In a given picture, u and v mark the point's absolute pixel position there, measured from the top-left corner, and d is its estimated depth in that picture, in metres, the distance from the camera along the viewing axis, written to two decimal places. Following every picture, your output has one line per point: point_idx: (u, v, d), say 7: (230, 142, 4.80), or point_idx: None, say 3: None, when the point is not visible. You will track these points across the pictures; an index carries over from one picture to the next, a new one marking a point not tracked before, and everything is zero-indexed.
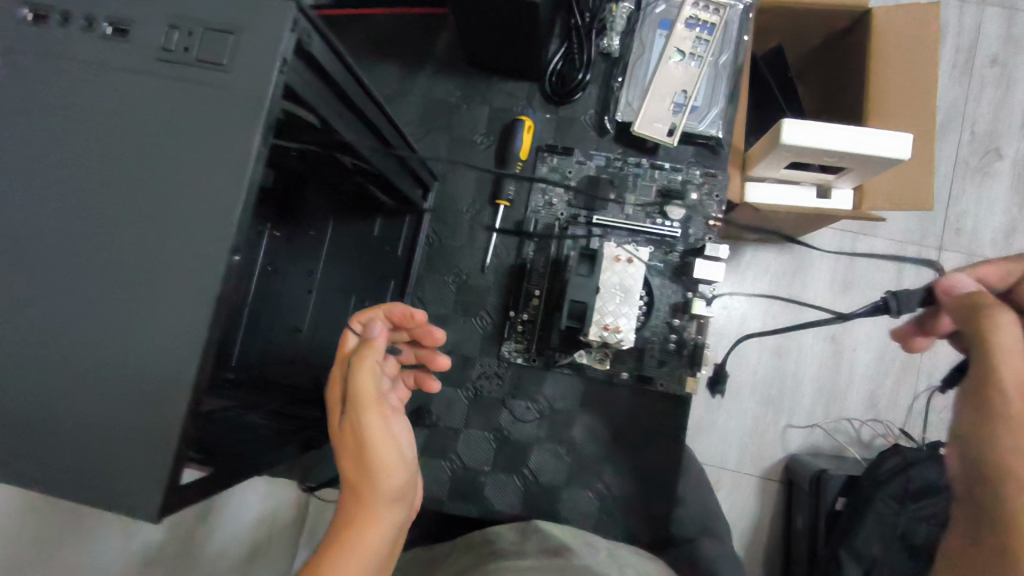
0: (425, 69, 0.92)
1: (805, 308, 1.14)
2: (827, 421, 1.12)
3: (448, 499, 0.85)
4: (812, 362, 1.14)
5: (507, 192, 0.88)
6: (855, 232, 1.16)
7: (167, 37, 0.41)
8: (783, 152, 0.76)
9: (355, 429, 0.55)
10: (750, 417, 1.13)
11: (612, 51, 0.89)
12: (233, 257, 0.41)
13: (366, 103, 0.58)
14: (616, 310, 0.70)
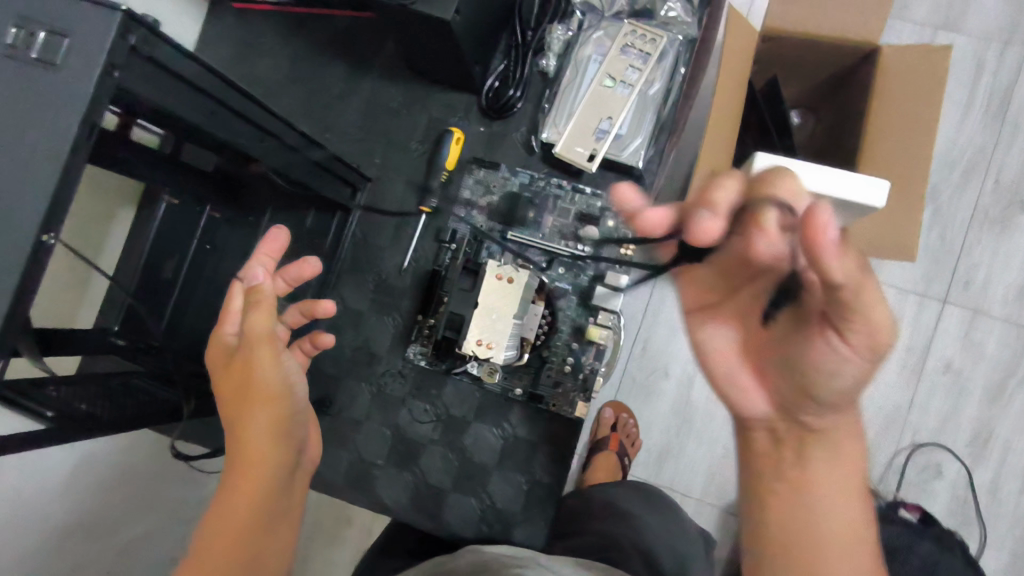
0: (373, 73, 0.95)
1: None
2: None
3: (341, 485, 0.90)
4: None
5: (431, 201, 0.90)
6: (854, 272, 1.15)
7: (12, 35, 0.45)
8: None
9: (245, 374, 0.56)
10: (721, 447, 1.11)
11: (548, 71, 0.90)
12: (47, 240, 0.44)
13: (245, 102, 0.62)
14: (488, 329, 0.73)
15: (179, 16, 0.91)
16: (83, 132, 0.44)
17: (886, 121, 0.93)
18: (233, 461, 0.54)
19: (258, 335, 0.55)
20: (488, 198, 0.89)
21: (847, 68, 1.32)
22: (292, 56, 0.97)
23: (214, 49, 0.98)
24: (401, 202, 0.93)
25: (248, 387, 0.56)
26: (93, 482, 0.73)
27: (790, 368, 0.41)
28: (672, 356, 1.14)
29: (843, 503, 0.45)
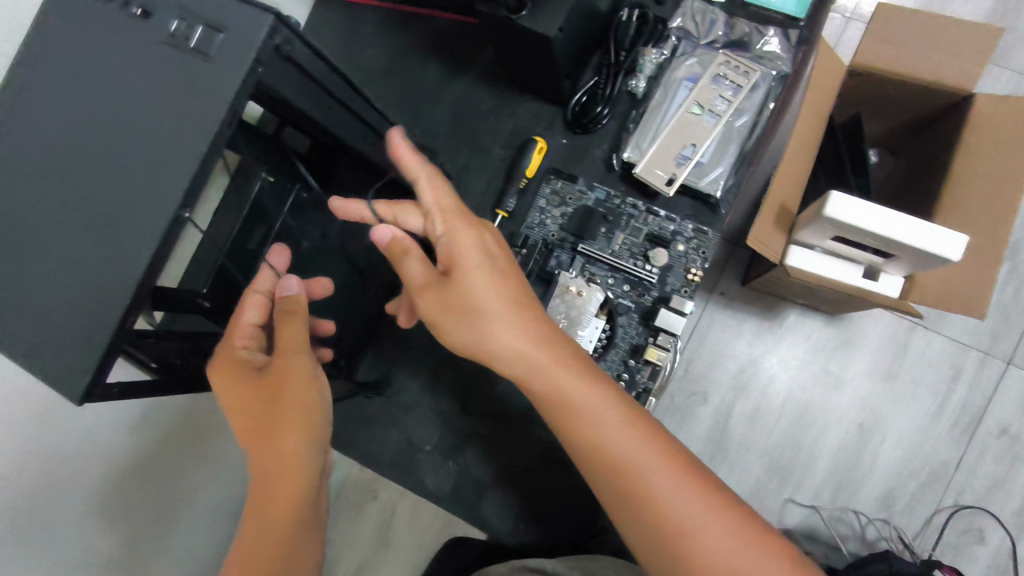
0: (465, 76, 0.99)
1: (840, 386, 1.15)
2: (833, 505, 1.12)
3: (388, 466, 0.94)
4: (833, 440, 1.14)
5: (507, 205, 0.93)
6: (914, 323, 1.15)
7: (175, 27, 0.50)
8: (829, 226, 0.84)
9: (277, 391, 0.63)
10: (753, 478, 1.14)
11: (637, 92, 0.91)
12: (184, 213, 0.49)
13: (355, 97, 0.66)
14: None
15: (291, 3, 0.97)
16: (226, 121, 0.49)
17: (975, 173, 0.91)
18: (273, 471, 0.61)
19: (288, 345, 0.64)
20: (563, 208, 0.92)
21: (937, 113, 1.29)
22: (391, 51, 1.01)
23: (319, 37, 1.04)
24: (477, 202, 0.96)
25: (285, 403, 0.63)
26: (166, 435, 0.78)
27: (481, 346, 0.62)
28: (716, 382, 1.17)
29: (612, 427, 0.58)
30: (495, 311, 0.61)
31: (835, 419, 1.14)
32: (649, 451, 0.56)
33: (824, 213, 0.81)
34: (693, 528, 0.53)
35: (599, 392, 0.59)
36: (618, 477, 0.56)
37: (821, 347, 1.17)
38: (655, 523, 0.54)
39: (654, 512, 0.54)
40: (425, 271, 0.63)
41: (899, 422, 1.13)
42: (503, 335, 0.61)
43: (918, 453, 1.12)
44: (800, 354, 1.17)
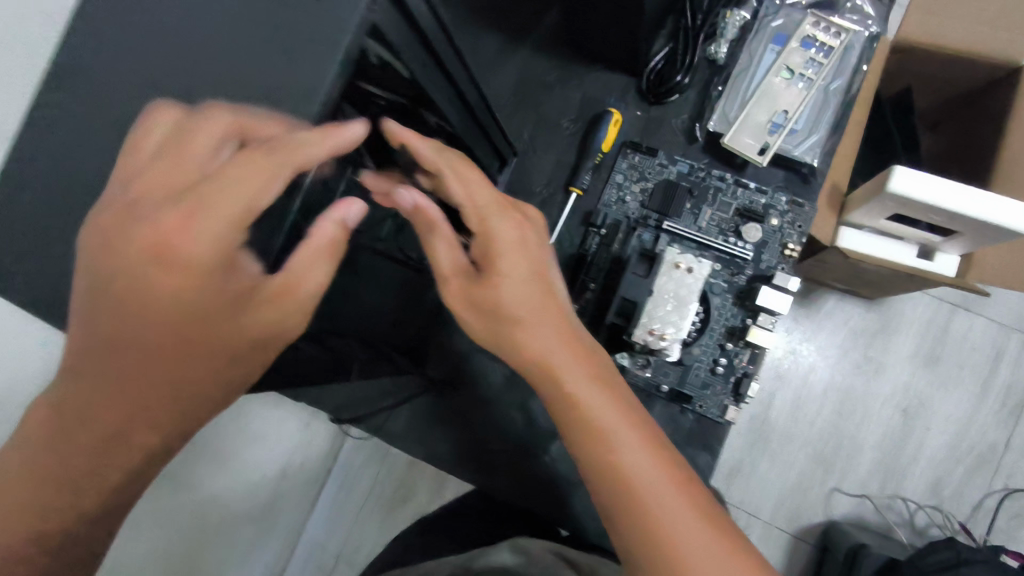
0: (525, 43, 0.89)
1: (882, 370, 1.16)
2: (880, 495, 1.14)
3: (464, 466, 0.90)
4: (878, 429, 1.15)
5: (582, 181, 0.87)
6: (954, 304, 1.17)
7: None
8: (887, 201, 0.77)
9: (238, 324, 0.41)
10: (795, 470, 1.15)
11: (718, 58, 0.86)
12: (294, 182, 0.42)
13: (453, 58, 0.59)
14: (664, 319, 0.68)
15: None
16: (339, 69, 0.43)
17: None
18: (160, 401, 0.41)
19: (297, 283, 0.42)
20: (643, 184, 0.86)
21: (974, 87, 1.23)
22: None
23: None
24: (548, 180, 0.90)
25: (221, 338, 0.41)
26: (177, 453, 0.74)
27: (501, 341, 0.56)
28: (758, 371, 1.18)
29: (635, 450, 0.52)
30: (523, 313, 0.55)
31: (878, 405, 1.15)
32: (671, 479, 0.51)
33: (885, 188, 0.74)
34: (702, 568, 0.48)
35: (621, 410, 0.54)
36: (632, 500, 0.50)
37: (862, 332, 1.17)
38: (661, 557, 0.49)
39: (662, 544, 0.49)
40: (453, 260, 0.56)
41: (942, 409, 1.15)
42: (525, 339, 0.55)
43: (965, 440, 1.14)
44: (839, 341, 1.18)
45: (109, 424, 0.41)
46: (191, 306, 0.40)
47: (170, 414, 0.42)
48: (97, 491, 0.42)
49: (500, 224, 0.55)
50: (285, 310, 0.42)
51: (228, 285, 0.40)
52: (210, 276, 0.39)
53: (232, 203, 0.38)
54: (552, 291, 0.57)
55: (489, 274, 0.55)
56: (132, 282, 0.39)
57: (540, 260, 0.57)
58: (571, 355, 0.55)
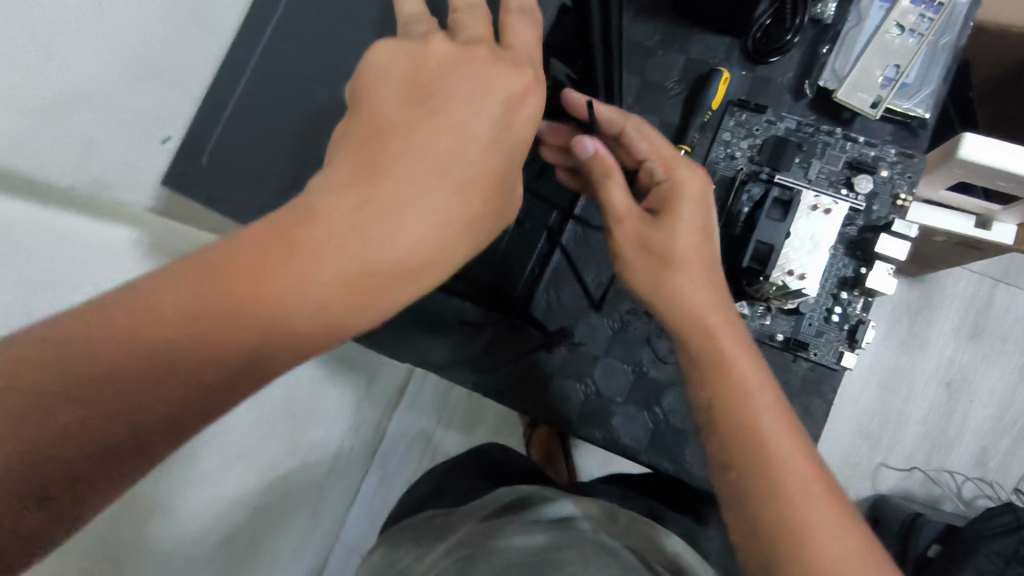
0: (629, 9, 0.95)
1: (925, 345, 1.26)
2: (928, 468, 1.22)
3: (576, 422, 0.90)
4: (924, 408, 1.24)
5: (690, 138, 0.88)
6: (995, 280, 1.27)
7: None
8: (954, 169, 0.78)
9: (464, 214, 0.42)
10: (846, 444, 1.24)
11: (824, 18, 0.88)
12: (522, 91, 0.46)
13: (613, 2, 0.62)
14: (803, 261, 0.70)
15: None
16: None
17: None
18: (366, 270, 0.38)
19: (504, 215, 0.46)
20: (751, 140, 0.88)
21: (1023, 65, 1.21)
22: None
23: None
24: None
25: (445, 218, 0.41)
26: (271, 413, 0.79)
27: (660, 291, 0.56)
28: None
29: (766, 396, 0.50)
30: (687, 258, 0.56)
31: (922, 383, 1.25)
32: (799, 438, 0.47)
33: (955, 154, 0.74)
34: (814, 506, 0.44)
35: (758, 369, 0.52)
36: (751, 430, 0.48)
37: (906, 310, 1.27)
38: (773, 487, 0.45)
39: (774, 473, 0.46)
40: (629, 203, 0.58)
41: (984, 385, 1.24)
42: (687, 287, 0.55)
43: (1008, 413, 1.23)
44: (885, 320, 1.27)
45: (320, 264, 0.37)
46: (453, 163, 0.41)
47: (374, 284, 0.39)
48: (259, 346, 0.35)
49: (683, 173, 0.58)
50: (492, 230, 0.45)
51: (480, 162, 0.42)
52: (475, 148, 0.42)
53: (524, 91, 0.44)
54: (712, 255, 0.57)
55: (668, 216, 0.57)
56: (407, 120, 0.42)
57: (707, 229, 0.57)
58: (725, 314, 0.54)
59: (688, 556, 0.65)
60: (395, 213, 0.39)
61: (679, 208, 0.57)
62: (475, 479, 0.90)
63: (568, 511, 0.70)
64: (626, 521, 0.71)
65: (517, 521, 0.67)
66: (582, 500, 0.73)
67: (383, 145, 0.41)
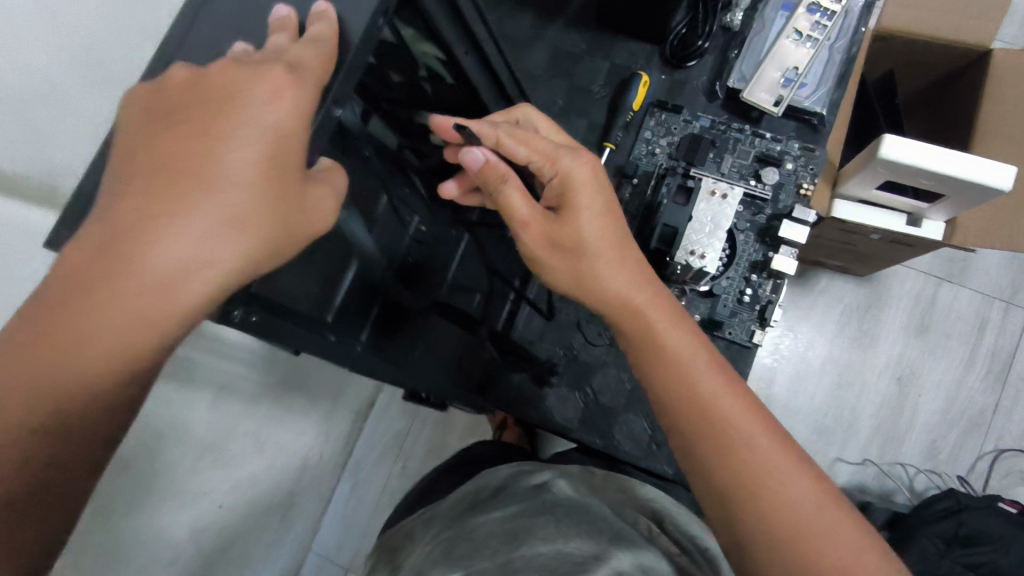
0: (557, 22, 1.03)
1: (875, 342, 1.26)
2: (881, 461, 1.22)
3: (511, 403, 0.94)
4: (875, 400, 1.24)
5: (614, 136, 0.96)
6: (940, 278, 1.27)
7: None
8: (880, 169, 0.82)
9: (230, 223, 0.40)
10: (801, 440, 1.23)
11: (733, 25, 0.96)
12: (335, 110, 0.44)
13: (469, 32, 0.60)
14: (705, 242, 0.77)
15: None
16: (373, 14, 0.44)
17: (998, 104, 0.98)
18: (156, 275, 0.38)
19: (298, 218, 0.44)
20: (669, 138, 0.95)
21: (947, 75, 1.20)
22: None
23: None
24: (582, 140, 0.99)
25: (236, 200, 0.40)
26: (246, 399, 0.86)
27: (589, 284, 0.60)
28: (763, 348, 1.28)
29: (701, 361, 0.56)
30: (599, 249, 0.59)
31: (873, 376, 1.25)
32: (737, 400, 0.54)
33: (877, 154, 0.78)
34: (771, 465, 0.51)
35: (688, 339, 0.57)
36: (701, 410, 0.53)
37: (854, 308, 1.27)
38: (731, 457, 0.51)
39: (734, 449, 0.51)
40: (531, 209, 0.59)
41: (932, 378, 1.24)
42: (611, 280, 0.59)
43: (954, 408, 1.23)
44: (832, 316, 1.27)
45: (107, 283, 0.38)
46: (211, 173, 0.40)
47: (175, 285, 0.39)
48: (66, 371, 0.37)
49: (569, 162, 0.59)
50: (278, 231, 0.43)
51: (247, 169, 0.40)
52: (240, 154, 0.40)
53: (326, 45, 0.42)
54: (622, 235, 0.61)
55: (569, 212, 0.59)
56: (175, 108, 0.41)
57: (612, 208, 0.61)
58: (648, 291, 0.59)
59: (665, 502, 0.71)
60: (170, 206, 0.39)
61: (580, 198, 0.59)
62: (457, 480, 0.92)
63: (549, 478, 0.74)
64: (603, 477, 0.77)
65: (508, 491, 0.71)
66: (560, 467, 0.79)
67: (138, 166, 0.40)
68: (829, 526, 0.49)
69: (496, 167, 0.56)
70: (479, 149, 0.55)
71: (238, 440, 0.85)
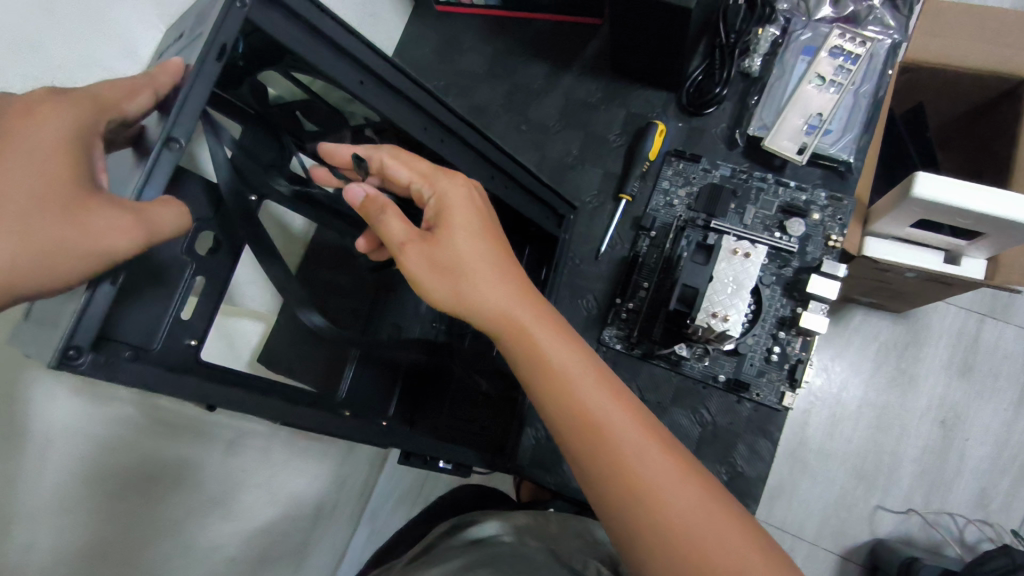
0: (571, 71, 1.01)
1: (915, 382, 1.13)
2: (926, 510, 1.09)
3: (527, 465, 0.91)
4: (917, 444, 1.11)
5: (631, 188, 0.93)
6: (982, 314, 1.14)
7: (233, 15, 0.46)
8: (914, 208, 0.74)
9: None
10: (838, 487, 1.10)
11: (752, 71, 0.94)
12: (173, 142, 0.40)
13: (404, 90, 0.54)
14: (727, 303, 0.72)
15: (387, 16, 1.01)
16: (207, 52, 0.40)
17: None
18: None
19: (73, 223, 0.36)
20: (688, 188, 0.91)
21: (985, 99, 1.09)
22: (491, 53, 1.04)
23: (417, 47, 1.07)
24: (598, 190, 0.97)
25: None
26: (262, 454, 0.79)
27: (468, 299, 0.53)
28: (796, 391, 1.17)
29: (580, 366, 0.50)
30: (475, 267, 0.53)
31: (916, 418, 1.11)
32: (622, 414, 0.48)
33: (910, 193, 0.72)
34: (660, 478, 0.45)
35: (573, 348, 0.52)
36: (585, 423, 0.48)
37: (891, 346, 1.14)
38: (618, 478, 0.45)
39: (617, 464, 0.46)
40: (409, 230, 0.54)
41: (980, 420, 1.10)
42: (484, 291, 0.53)
43: (1007, 449, 1.09)
44: (868, 355, 1.15)
45: None
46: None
47: None
48: None
49: (446, 184, 0.55)
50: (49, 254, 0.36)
51: (18, 191, 0.36)
52: (10, 166, 0.36)
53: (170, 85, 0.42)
54: (501, 249, 0.55)
55: (443, 229, 0.54)
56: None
57: (486, 216, 0.56)
58: (528, 303, 0.53)
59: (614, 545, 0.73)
60: None
61: (454, 215, 0.54)
62: None
63: (491, 531, 0.71)
64: (559, 521, 0.77)
65: (442, 547, 0.68)
66: (507, 515, 0.76)
67: None
68: (726, 537, 0.42)
69: (375, 196, 0.55)
70: (354, 185, 0.55)
71: (250, 491, 0.76)
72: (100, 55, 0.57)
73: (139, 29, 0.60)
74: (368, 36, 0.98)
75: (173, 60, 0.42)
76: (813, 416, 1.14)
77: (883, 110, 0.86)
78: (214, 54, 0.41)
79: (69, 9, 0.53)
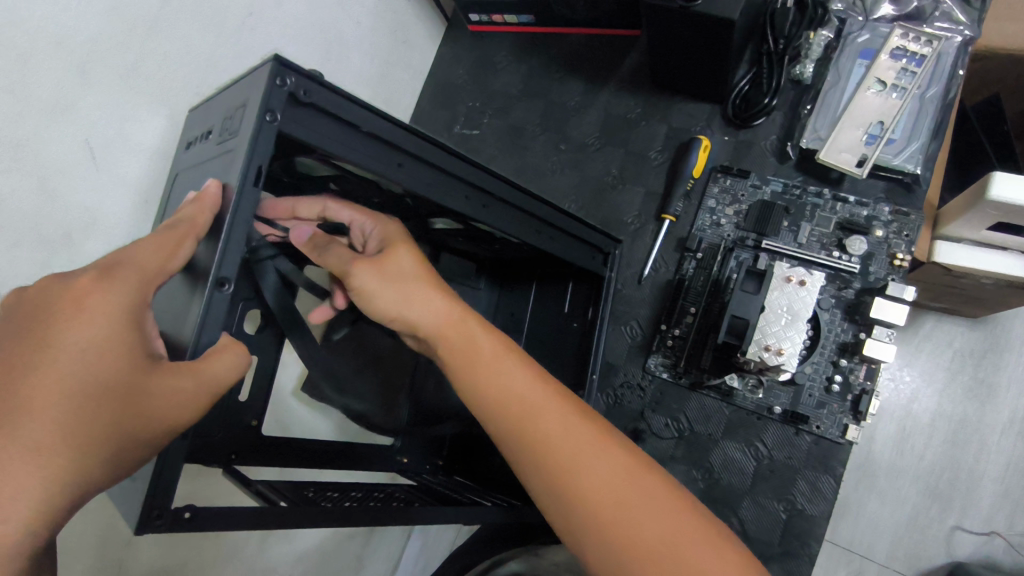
0: (608, 86, 0.97)
1: (995, 399, 1.00)
2: (1012, 533, 0.96)
3: None
4: (998, 461, 0.98)
5: (674, 208, 0.88)
6: None
7: (235, 114, 0.44)
8: (989, 211, 0.68)
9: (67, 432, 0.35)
10: (908, 507, 0.99)
11: (803, 78, 0.88)
12: (222, 285, 0.40)
13: (445, 156, 0.52)
14: (780, 334, 0.67)
15: (417, 44, 0.99)
16: (245, 175, 0.40)
17: None
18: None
19: (134, 410, 0.37)
20: (736, 206, 0.86)
21: None
22: (525, 72, 1.02)
23: (449, 70, 1.06)
24: (640, 211, 0.93)
25: (73, 405, 0.36)
26: None
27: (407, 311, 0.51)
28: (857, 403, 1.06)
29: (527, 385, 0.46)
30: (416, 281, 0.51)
31: (997, 434, 0.99)
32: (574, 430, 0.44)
33: (985, 195, 0.65)
34: (617, 498, 0.41)
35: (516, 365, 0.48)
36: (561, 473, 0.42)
37: (966, 354, 1.02)
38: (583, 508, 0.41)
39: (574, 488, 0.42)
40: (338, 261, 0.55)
41: None
42: (424, 306, 0.51)
43: None
44: (941, 366, 1.03)
45: None
46: (45, 381, 0.35)
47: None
48: None
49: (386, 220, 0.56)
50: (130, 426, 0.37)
51: (87, 372, 0.36)
52: (64, 369, 0.36)
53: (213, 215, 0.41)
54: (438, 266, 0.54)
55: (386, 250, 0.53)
56: (36, 303, 0.38)
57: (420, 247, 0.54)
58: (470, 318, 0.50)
59: None
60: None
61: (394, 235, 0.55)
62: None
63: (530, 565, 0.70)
64: None
65: None
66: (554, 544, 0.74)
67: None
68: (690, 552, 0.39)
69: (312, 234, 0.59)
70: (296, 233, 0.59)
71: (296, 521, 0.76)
72: (141, 115, 0.58)
73: (177, 87, 0.61)
74: (401, 62, 0.97)
75: (210, 188, 0.41)
76: (876, 429, 1.03)
77: (952, 113, 0.79)
78: (252, 176, 0.41)
79: (111, 73, 0.54)
